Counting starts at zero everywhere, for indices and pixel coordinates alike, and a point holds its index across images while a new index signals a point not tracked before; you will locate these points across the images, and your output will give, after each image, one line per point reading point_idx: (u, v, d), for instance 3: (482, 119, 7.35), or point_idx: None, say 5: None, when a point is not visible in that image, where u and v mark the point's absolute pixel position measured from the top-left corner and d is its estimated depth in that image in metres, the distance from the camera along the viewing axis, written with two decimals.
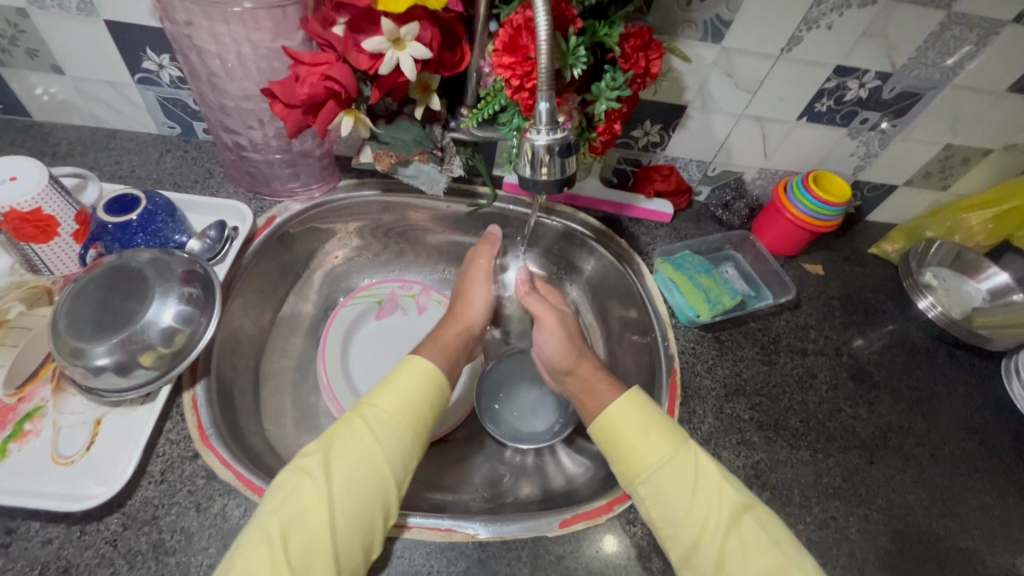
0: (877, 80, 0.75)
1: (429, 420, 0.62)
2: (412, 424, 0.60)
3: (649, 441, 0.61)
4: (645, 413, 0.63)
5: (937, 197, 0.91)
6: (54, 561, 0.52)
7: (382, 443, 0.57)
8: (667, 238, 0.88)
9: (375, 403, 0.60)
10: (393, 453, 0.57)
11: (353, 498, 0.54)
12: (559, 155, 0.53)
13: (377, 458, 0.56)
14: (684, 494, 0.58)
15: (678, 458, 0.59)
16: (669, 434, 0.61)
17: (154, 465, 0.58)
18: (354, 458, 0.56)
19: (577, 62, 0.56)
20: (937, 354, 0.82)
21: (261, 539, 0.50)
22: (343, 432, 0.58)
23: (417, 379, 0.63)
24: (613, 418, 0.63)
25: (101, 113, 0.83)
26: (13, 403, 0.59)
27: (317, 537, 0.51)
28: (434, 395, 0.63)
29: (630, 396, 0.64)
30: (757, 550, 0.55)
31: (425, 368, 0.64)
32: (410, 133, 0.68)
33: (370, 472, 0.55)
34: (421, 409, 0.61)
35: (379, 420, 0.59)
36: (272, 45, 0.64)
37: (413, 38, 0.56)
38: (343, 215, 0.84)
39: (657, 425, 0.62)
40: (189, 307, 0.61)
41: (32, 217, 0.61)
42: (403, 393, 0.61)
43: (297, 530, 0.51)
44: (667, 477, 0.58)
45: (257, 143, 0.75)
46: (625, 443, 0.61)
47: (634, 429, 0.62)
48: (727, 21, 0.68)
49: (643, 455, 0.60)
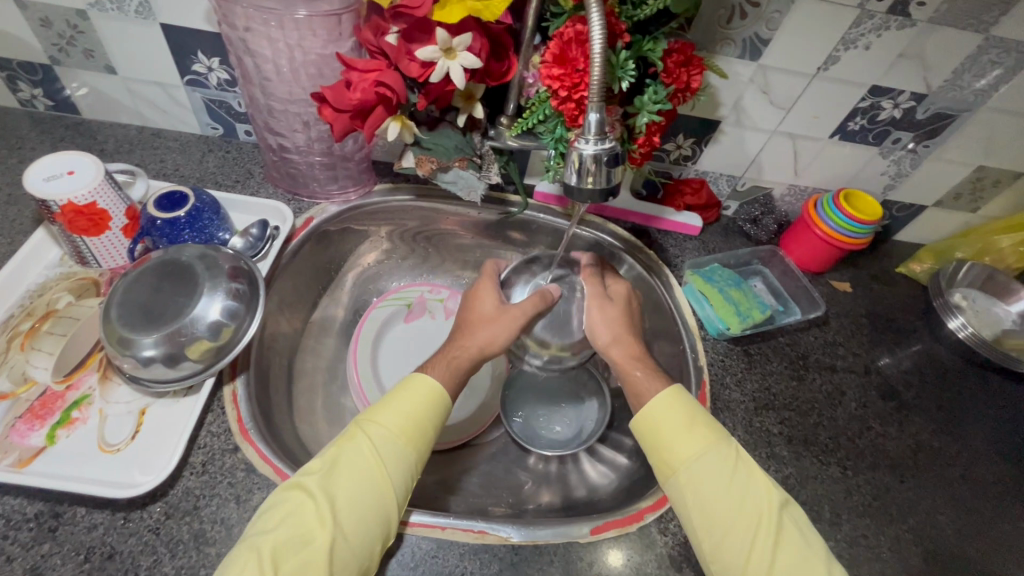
0: (911, 101, 0.75)
1: (430, 437, 0.60)
2: (416, 442, 0.59)
3: (688, 440, 0.60)
4: (687, 412, 0.62)
5: (966, 219, 0.92)
6: (99, 546, 0.53)
7: (384, 462, 0.56)
8: (695, 251, 0.89)
9: (377, 420, 0.59)
10: (395, 473, 0.56)
11: (351, 519, 0.53)
12: (606, 165, 0.54)
13: (378, 477, 0.55)
14: (718, 493, 0.57)
15: (714, 459, 0.59)
16: (709, 435, 0.61)
17: (195, 456, 0.59)
18: (356, 476, 0.55)
19: (625, 75, 0.58)
20: (966, 376, 0.82)
21: (253, 553, 0.50)
22: (346, 450, 0.56)
23: (420, 396, 0.61)
24: (658, 415, 0.62)
25: (148, 113, 0.86)
26: (61, 390, 0.61)
27: (312, 557, 0.50)
28: (438, 412, 0.62)
29: (673, 394, 0.63)
30: (783, 557, 0.55)
31: (427, 385, 0.62)
32: (451, 140, 0.70)
33: (370, 493, 0.54)
34: (422, 426, 0.60)
35: (381, 437, 0.57)
36: (323, 51, 0.66)
37: (464, 48, 0.57)
38: (377, 219, 0.86)
39: (697, 425, 0.61)
40: (235, 302, 0.62)
41: (87, 210, 0.63)
42: (405, 409, 0.60)
43: (292, 549, 0.50)
44: (701, 478, 0.58)
45: (300, 146, 0.77)
46: (663, 439, 0.61)
47: (673, 427, 0.61)
48: (765, 40, 0.69)
49: (680, 453, 0.60)
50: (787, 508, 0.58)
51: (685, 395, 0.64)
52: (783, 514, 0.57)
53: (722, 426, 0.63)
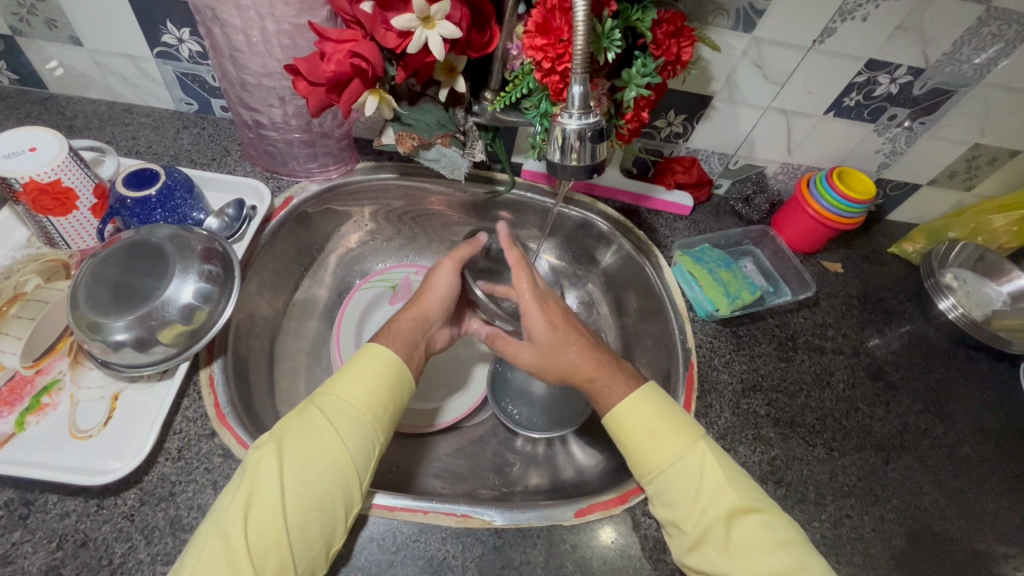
0: (908, 76, 0.73)
1: (390, 407, 0.59)
2: (373, 411, 0.58)
3: (655, 447, 0.60)
4: (656, 416, 0.62)
5: (960, 197, 0.90)
6: (72, 534, 0.52)
7: (341, 432, 0.55)
8: (685, 231, 0.87)
9: (331, 391, 0.58)
10: (354, 444, 0.55)
11: (308, 487, 0.52)
12: (590, 141, 0.51)
13: (336, 448, 0.54)
14: (683, 501, 0.57)
15: (681, 467, 0.58)
16: (676, 440, 0.60)
17: (171, 442, 0.58)
18: (312, 447, 0.54)
19: (612, 46, 0.55)
20: (955, 356, 0.81)
21: (209, 530, 0.49)
22: (303, 420, 0.56)
23: (375, 365, 0.60)
24: (625, 421, 0.62)
25: (118, 87, 0.82)
26: (31, 375, 0.59)
27: (268, 530, 0.49)
28: (398, 386, 0.61)
29: (640, 395, 0.63)
30: (756, 561, 0.54)
31: (383, 353, 0.62)
32: (433, 115, 0.67)
33: (325, 463, 0.53)
34: (383, 398, 0.59)
35: (339, 410, 0.57)
36: (296, 21, 0.63)
37: (444, 17, 0.54)
38: (359, 198, 0.83)
39: (664, 429, 0.61)
40: (207, 285, 0.60)
41: (51, 188, 0.60)
42: (362, 379, 0.59)
43: (250, 521, 0.49)
44: (671, 485, 0.58)
45: (276, 122, 0.74)
46: (631, 444, 0.61)
47: (642, 435, 0.61)
48: (759, 10, 0.66)
49: (648, 459, 0.60)
50: (755, 513, 0.56)
51: (653, 395, 0.63)
52: (751, 518, 0.56)
53: (694, 425, 0.62)
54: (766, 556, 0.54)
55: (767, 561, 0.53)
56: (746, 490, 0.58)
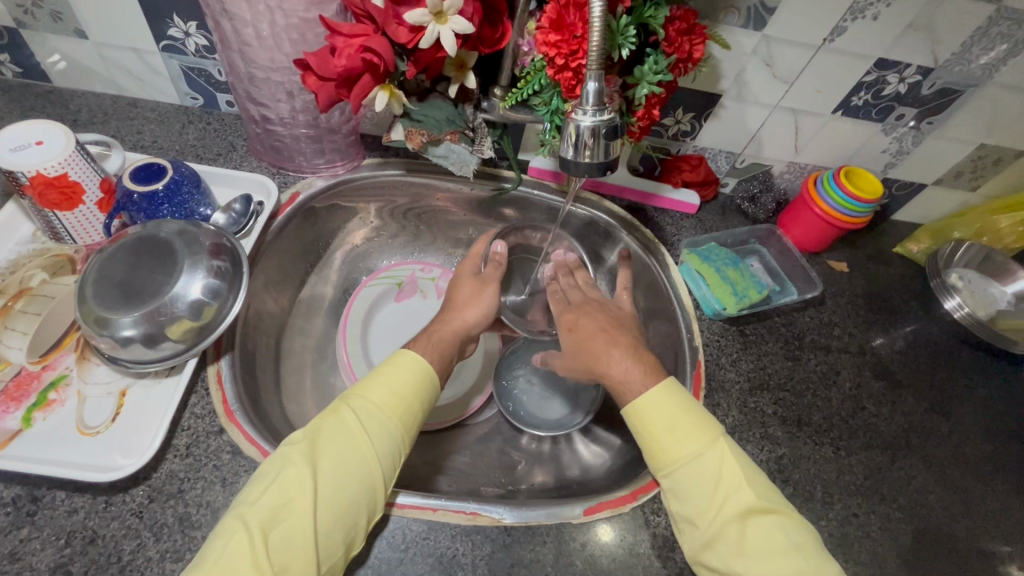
0: (917, 76, 0.73)
1: (418, 412, 0.59)
2: (402, 415, 0.57)
3: (676, 441, 0.59)
4: (679, 410, 0.61)
5: (965, 198, 0.90)
6: (80, 531, 0.52)
7: (373, 436, 0.55)
8: (692, 229, 0.87)
9: (363, 393, 0.58)
10: (384, 448, 0.55)
11: (336, 489, 0.51)
12: (604, 138, 0.51)
13: (365, 452, 0.54)
14: (700, 497, 0.57)
15: (702, 464, 0.58)
16: (698, 436, 0.59)
17: (179, 439, 0.58)
18: (342, 448, 0.53)
19: (626, 43, 0.55)
20: (960, 355, 0.82)
21: (234, 527, 0.48)
22: (333, 422, 0.55)
23: (407, 370, 0.60)
24: (648, 413, 0.61)
25: (123, 81, 0.82)
26: (37, 370, 0.59)
27: (294, 531, 0.49)
28: (427, 391, 0.61)
29: (664, 389, 0.62)
30: (774, 562, 0.53)
31: (415, 358, 0.61)
32: (443, 112, 0.66)
33: (354, 466, 0.53)
34: (412, 402, 0.59)
35: (369, 413, 0.56)
36: (306, 15, 0.62)
37: (456, 12, 0.54)
38: (365, 195, 0.83)
39: (686, 425, 0.60)
40: (216, 281, 0.60)
41: (57, 182, 0.59)
42: (395, 383, 0.59)
43: (276, 521, 0.49)
44: (688, 481, 0.58)
45: (283, 117, 0.73)
46: (651, 437, 0.60)
47: (664, 429, 0.60)
48: (771, 8, 0.66)
49: (668, 453, 0.59)
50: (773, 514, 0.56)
51: (676, 390, 0.62)
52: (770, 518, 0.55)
53: (714, 423, 0.61)
54: (783, 557, 0.53)
55: (784, 561, 0.53)
56: (764, 490, 0.58)
